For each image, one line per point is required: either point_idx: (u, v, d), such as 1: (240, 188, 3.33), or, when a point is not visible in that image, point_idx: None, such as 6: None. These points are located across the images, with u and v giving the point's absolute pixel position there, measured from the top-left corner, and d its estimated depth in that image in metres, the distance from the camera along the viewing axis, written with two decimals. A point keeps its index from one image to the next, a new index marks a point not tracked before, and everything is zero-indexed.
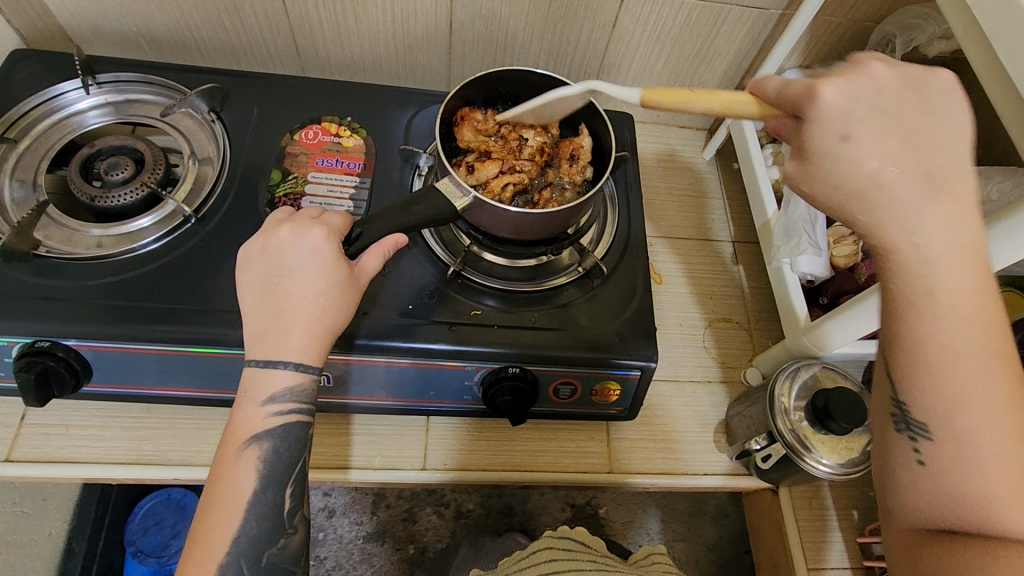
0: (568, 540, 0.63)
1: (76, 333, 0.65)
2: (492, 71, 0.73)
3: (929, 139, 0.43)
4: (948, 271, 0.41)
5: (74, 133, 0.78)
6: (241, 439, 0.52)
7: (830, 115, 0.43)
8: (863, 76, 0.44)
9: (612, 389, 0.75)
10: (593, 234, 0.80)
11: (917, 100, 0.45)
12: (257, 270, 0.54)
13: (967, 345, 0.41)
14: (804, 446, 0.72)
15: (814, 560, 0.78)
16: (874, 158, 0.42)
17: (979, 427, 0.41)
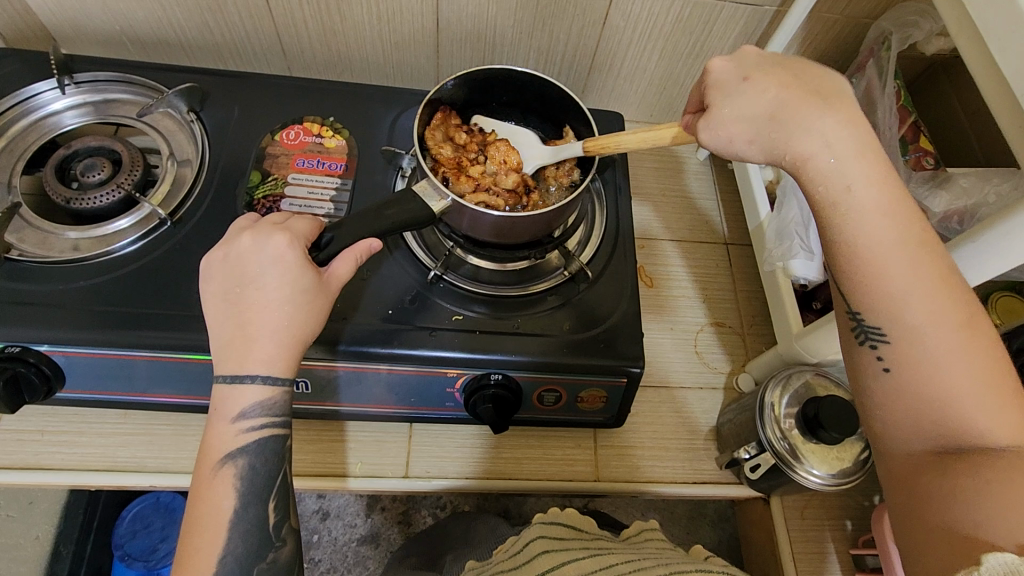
0: (557, 527, 0.60)
1: (47, 339, 0.64)
2: (471, 70, 0.70)
3: (809, 75, 0.52)
4: (856, 169, 0.47)
5: (52, 133, 0.77)
6: (217, 460, 0.51)
7: (724, 75, 0.53)
8: (744, 49, 0.54)
9: (597, 396, 0.73)
10: (580, 237, 0.78)
11: (795, 57, 0.54)
12: (219, 280, 0.52)
13: (896, 239, 0.46)
14: (795, 456, 0.70)
15: (806, 571, 0.76)
16: (770, 90, 0.50)
17: (926, 322, 0.45)
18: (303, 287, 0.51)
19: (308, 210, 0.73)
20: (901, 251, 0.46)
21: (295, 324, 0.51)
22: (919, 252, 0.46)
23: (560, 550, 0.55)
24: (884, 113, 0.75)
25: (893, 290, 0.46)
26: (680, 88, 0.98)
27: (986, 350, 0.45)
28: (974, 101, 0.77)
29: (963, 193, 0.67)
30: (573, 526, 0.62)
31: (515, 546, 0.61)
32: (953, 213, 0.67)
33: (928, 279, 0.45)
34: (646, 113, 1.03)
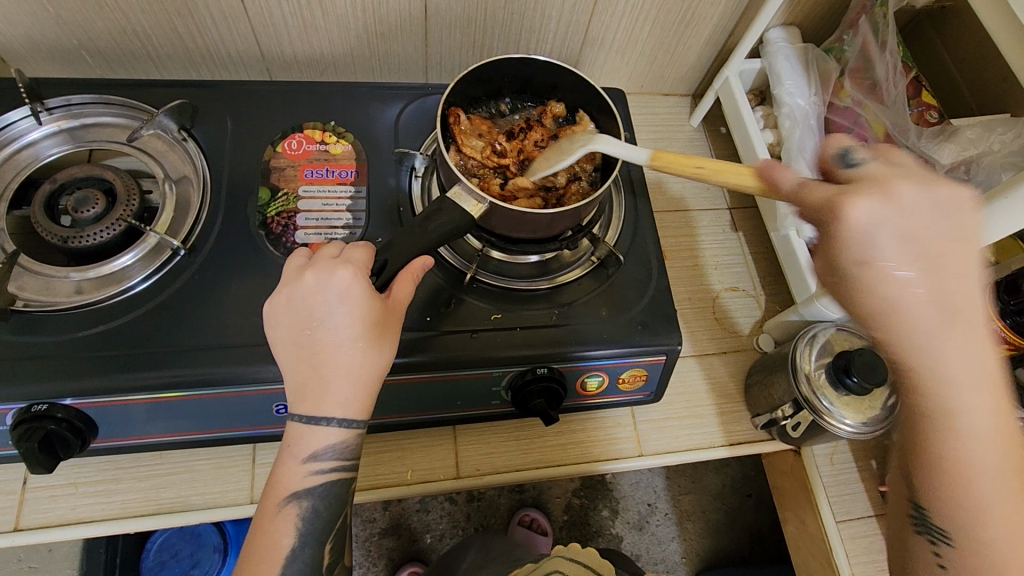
0: (577, 565, 0.64)
1: (75, 391, 0.60)
2: (480, 63, 0.68)
3: (949, 261, 0.43)
4: (974, 396, 0.44)
5: (30, 167, 0.71)
6: (283, 496, 0.50)
7: (855, 238, 0.43)
8: (887, 191, 0.44)
9: (638, 376, 0.74)
10: (602, 221, 0.78)
11: (945, 225, 0.44)
12: (286, 323, 0.50)
13: (993, 467, 0.44)
14: (829, 408, 0.73)
15: (841, 512, 0.81)
16: (903, 286, 0.43)
17: (1000, 537, 0.45)
18: (372, 320, 0.50)
19: (326, 223, 0.71)
20: (999, 478, 0.44)
21: (369, 360, 0.50)
22: (1013, 483, 0.44)
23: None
24: (886, 71, 0.79)
25: (977, 502, 0.45)
26: (671, 56, 0.97)
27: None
28: (964, 48, 0.79)
29: (970, 143, 0.71)
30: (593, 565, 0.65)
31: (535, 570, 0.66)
32: (960, 163, 0.71)
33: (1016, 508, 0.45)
34: (636, 84, 1.03)
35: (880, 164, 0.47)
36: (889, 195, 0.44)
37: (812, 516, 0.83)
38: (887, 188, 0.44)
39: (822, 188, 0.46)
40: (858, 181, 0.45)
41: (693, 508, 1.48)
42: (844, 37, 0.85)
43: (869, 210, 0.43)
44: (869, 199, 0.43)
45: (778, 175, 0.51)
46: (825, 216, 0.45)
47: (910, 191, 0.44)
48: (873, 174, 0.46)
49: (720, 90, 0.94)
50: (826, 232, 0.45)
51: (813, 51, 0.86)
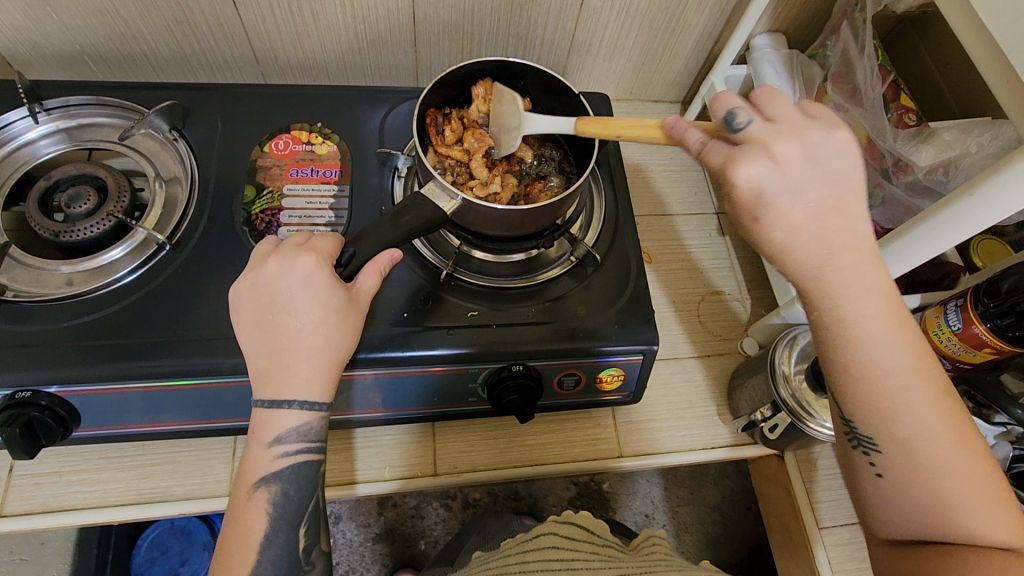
0: (573, 526, 0.61)
1: (58, 379, 0.62)
2: (447, 71, 0.69)
3: (829, 205, 0.47)
4: (860, 299, 0.47)
5: (28, 165, 0.74)
6: (252, 483, 0.51)
7: (746, 198, 0.47)
8: (768, 151, 0.47)
9: (616, 376, 0.75)
10: (582, 221, 0.79)
11: (819, 173, 0.47)
12: (249, 310, 0.52)
13: (890, 365, 0.48)
14: (807, 411, 0.73)
15: (824, 518, 0.80)
16: (803, 222, 0.47)
17: (919, 436, 0.48)
18: (334, 306, 0.51)
19: (309, 220, 0.72)
20: (909, 371, 0.48)
21: (331, 345, 0.51)
22: (914, 369, 0.48)
23: (574, 553, 0.57)
24: (865, 76, 0.78)
25: (891, 402, 0.48)
26: (658, 63, 0.98)
27: (982, 471, 0.48)
28: (947, 53, 0.79)
29: (947, 145, 0.70)
30: (587, 527, 0.63)
31: (528, 536, 0.61)
32: (938, 165, 0.71)
33: (924, 402, 0.48)
34: (626, 90, 1.04)
35: (764, 121, 0.49)
36: (775, 155, 0.47)
37: (795, 522, 0.82)
38: (772, 147, 0.47)
39: (715, 149, 0.49)
40: (744, 141, 0.48)
41: (691, 520, 1.46)
42: (827, 43, 0.86)
43: (756, 170, 0.46)
44: (753, 160, 0.46)
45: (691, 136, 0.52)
46: (722, 175, 0.48)
47: (789, 147, 0.47)
48: (762, 129, 0.48)
49: (706, 96, 0.96)
50: (729, 193, 0.48)
51: (797, 57, 0.88)
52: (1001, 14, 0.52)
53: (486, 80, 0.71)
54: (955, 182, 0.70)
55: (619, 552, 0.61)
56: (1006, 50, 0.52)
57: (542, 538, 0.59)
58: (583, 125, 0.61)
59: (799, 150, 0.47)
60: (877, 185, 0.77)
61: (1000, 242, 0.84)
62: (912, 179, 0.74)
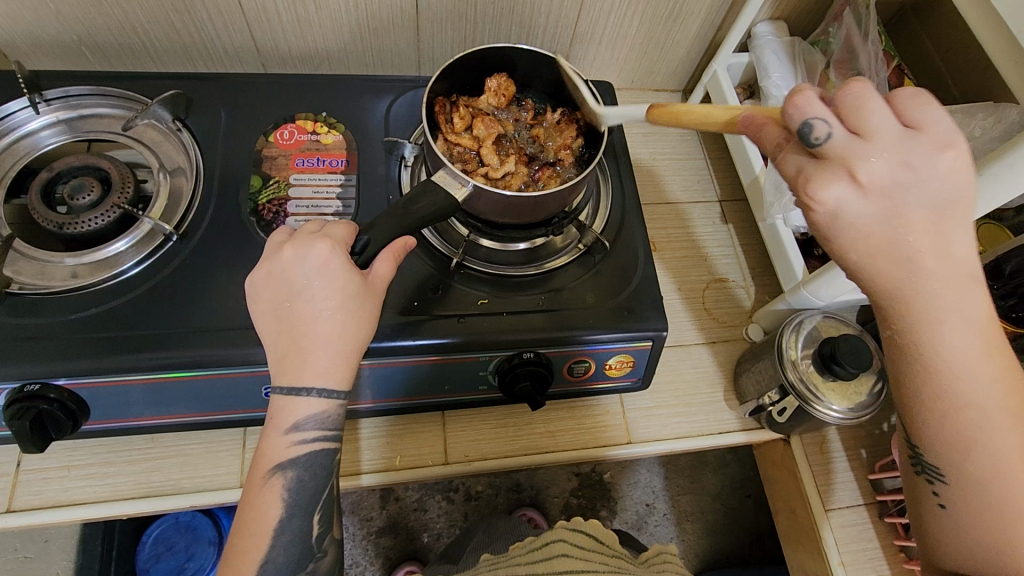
0: (581, 535, 0.61)
1: (67, 371, 0.61)
2: (457, 57, 0.69)
3: (919, 226, 0.46)
4: (959, 335, 0.49)
5: (28, 157, 0.73)
6: (268, 468, 0.51)
7: (820, 216, 0.47)
8: (854, 170, 0.45)
9: (624, 362, 0.75)
10: (588, 210, 0.79)
11: (911, 191, 0.46)
12: (265, 296, 0.51)
13: (981, 404, 0.49)
14: (814, 394, 0.73)
15: (830, 501, 0.81)
16: (884, 245, 0.47)
17: (991, 475, 0.50)
18: (351, 293, 0.51)
19: (316, 210, 0.72)
20: (997, 414, 0.49)
21: (348, 332, 0.51)
22: (999, 413, 0.49)
23: (580, 563, 0.57)
24: (868, 61, 0.78)
25: (967, 439, 0.50)
26: (660, 52, 0.99)
27: None
28: (948, 39, 0.80)
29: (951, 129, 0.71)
30: (596, 537, 0.63)
31: (536, 542, 0.62)
32: None
33: (1006, 447, 0.50)
34: (627, 79, 1.04)
35: (855, 131, 0.46)
36: (861, 174, 0.45)
37: (802, 505, 0.83)
38: (860, 162, 0.45)
39: (792, 156, 0.48)
40: (827, 154, 0.46)
41: (692, 509, 1.47)
42: (829, 29, 0.87)
43: (836, 193, 0.46)
44: (835, 178, 0.46)
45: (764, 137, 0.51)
46: (797, 188, 0.48)
47: (880, 164, 0.45)
48: (851, 142, 0.46)
49: (708, 84, 0.96)
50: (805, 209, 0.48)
51: (799, 44, 0.88)
52: None
53: (499, 75, 0.71)
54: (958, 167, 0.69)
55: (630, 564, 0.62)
56: (1014, 32, 0.52)
57: (548, 548, 0.59)
58: (653, 117, 0.58)
59: (891, 168, 0.45)
60: None
61: (1000, 226, 0.85)
62: None
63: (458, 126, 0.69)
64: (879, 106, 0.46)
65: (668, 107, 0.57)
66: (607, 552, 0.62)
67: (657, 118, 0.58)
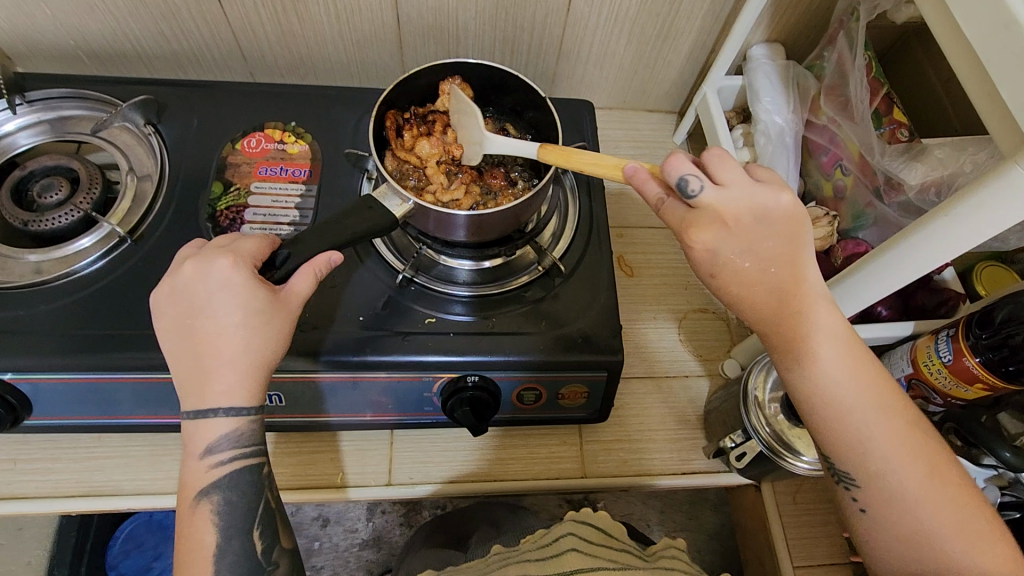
0: (589, 529, 0.56)
1: (10, 367, 0.62)
2: (406, 74, 0.67)
3: (781, 256, 0.49)
4: (823, 342, 0.51)
5: (6, 155, 0.75)
6: (193, 495, 0.50)
7: (700, 260, 0.50)
8: (716, 217, 0.49)
9: (579, 392, 0.72)
10: (553, 230, 0.76)
11: (767, 228, 0.49)
12: (169, 315, 0.50)
13: (859, 400, 0.50)
14: (783, 444, 0.69)
15: (800, 556, 0.75)
16: (756, 278, 0.50)
17: (893, 469, 0.50)
18: (256, 308, 0.49)
19: (272, 219, 0.72)
20: (876, 409, 0.50)
21: (253, 349, 0.49)
22: (880, 407, 0.50)
23: (595, 561, 0.52)
24: (856, 87, 0.74)
25: (862, 436, 0.50)
26: (650, 72, 0.96)
27: (960, 498, 0.49)
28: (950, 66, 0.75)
29: (939, 163, 0.67)
30: (605, 530, 0.58)
31: (543, 537, 0.57)
32: (930, 185, 0.67)
33: (892, 438, 0.50)
34: (619, 99, 1.02)
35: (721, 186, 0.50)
36: (727, 218, 0.49)
37: (771, 558, 0.77)
38: (726, 209, 0.49)
39: (673, 206, 0.51)
40: (701, 204, 0.50)
41: (685, 546, 1.40)
42: (824, 54, 0.81)
43: (712, 234, 0.49)
44: (709, 224, 0.49)
45: (645, 191, 0.52)
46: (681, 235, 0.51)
47: (739, 208, 0.49)
48: (715, 193, 0.49)
49: (698, 106, 0.92)
50: (688, 250, 0.51)
51: (794, 68, 0.84)
52: (979, 22, 0.48)
53: (455, 79, 0.69)
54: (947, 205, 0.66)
55: (636, 559, 0.55)
56: (985, 61, 0.48)
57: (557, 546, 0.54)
58: (544, 154, 0.60)
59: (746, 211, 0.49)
60: (868, 205, 0.74)
61: (1006, 270, 0.79)
62: (905, 200, 0.70)
63: (402, 150, 0.68)
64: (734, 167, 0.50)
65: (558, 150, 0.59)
66: (615, 545, 0.57)
67: (547, 158, 0.60)
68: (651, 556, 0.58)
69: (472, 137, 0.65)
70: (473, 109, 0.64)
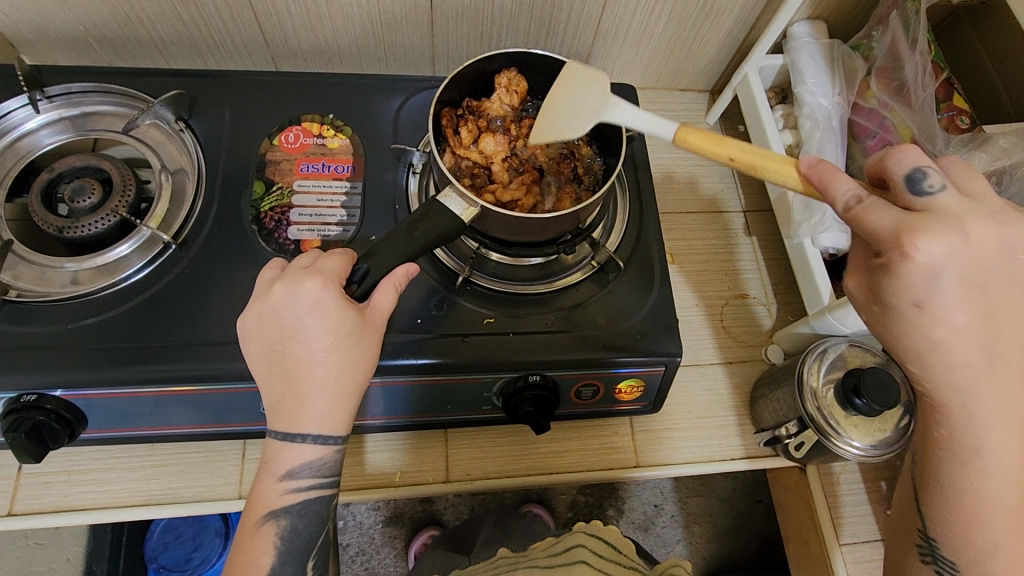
0: (600, 543, 0.60)
1: (65, 382, 0.60)
2: (467, 63, 0.66)
3: (1010, 310, 0.45)
4: (1001, 435, 0.46)
5: (30, 156, 0.71)
6: (260, 515, 0.50)
7: (911, 282, 0.44)
8: (956, 234, 0.44)
9: (635, 386, 0.72)
10: (604, 225, 0.75)
11: (1010, 266, 0.45)
12: (258, 340, 0.49)
13: (1009, 504, 0.47)
14: (834, 428, 0.70)
15: (844, 535, 0.77)
16: (953, 334, 0.45)
17: (1007, 575, 0.48)
18: (347, 331, 0.49)
19: (319, 219, 0.69)
20: (1013, 514, 0.47)
21: (344, 374, 0.49)
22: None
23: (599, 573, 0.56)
24: (915, 73, 0.75)
25: (984, 536, 0.48)
26: (688, 50, 0.93)
27: None
28: (1005, 47, 0.74)
29: (1002, 152, 0.69)
30: (616, 546, 0.61)
31: (555, 546, 0.61)
32: (992, 174, 0.68)
33: (1019, 550, 0.48)
34: (653, 78, 0.99)
35: (952, 196, 0.46)
36: (963, 235, 0.44)
37: (815, 534, 0.80)
38: (963, 227, 0.44)
39: (880, 210, 0.46)
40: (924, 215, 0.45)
41: (700, 512, 1.43)
42: (872, 34, 0.80)
43: (934, 248, 0.43)
44: (936, 241, 0.43)
45: (835, 183, 0.48)
46: (891, 246, 0.45)
47: (984, 230, 0.45)
48: (949, 206, 0.45)
49: (737, 86, 0.90)
50: (891, 262, 0.45)
51: (839, 47, 0.82)
52: None
53: (509, 71, 0.68)
54: (1009, 193, 0.68)
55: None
56: None
57: (568, 554, 0.58)
58: (685, 133, 0.54)
59: (990, 237, 0.45)
60: None
61: None
62: None
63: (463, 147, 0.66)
64: (979, 185, 0.48)
65: (702, 130, 0.54)
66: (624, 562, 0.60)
67: (687, 138, 0.55)
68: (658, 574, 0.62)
69: (587, 106, 0.60)
70: (595, 75, 0.60)
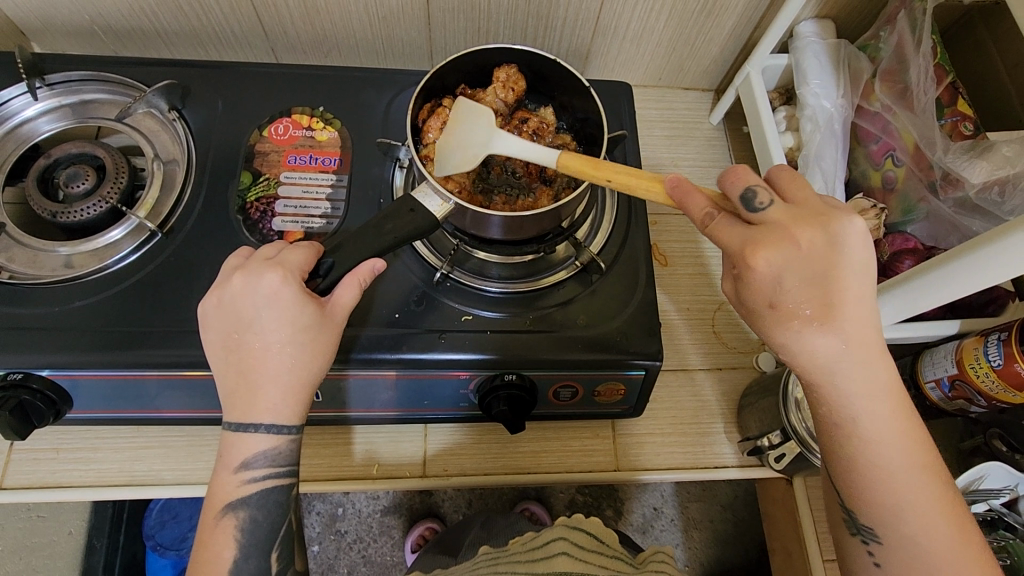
0: (581, 534, 0.56)
1: (50, 363, 0.62)
2: (465, 52, 0.65)
3: (852, 296, 0.45)
4: (869, 402, 0.46)
5: (29, 142, 0.74)
6: (220, 508, 0.50)
7: (759, 285, 0.45)
8: (786, 240, 0.44)
9: (617, 389, 0.71)
10: (588, 225, 0.74)
11: (840, 260, 0.45)
12: (216, 328, 0.51)
13: (902, 462, 0.47)
14: (819, 441, 0.68)
15: (830, 551, 0.75)
16: (799, 327, 0.45)
17: (920, 532, 0.47)
18: (304, 324, 0.50)
19: (304, 211, 0.70)
20: (904, 471, 0.47)
21: (300, 366, 0.50)
22: (920, 470, 0.47)
23: (582, 567, 0.53)
24: (919, 75, 0.72)
25: (895, 497, 0.47)
26: (691, 49, 0.91)
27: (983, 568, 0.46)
28: (1018, 52, 0.71)
29: (1006, 161, 0.65)
30: (595, 535, 0.58)
31: (534, 540, 0.58)
32: (993, 183, 0.65)
33: (926, 502, 0.47)
34: (655, 76, 0.97)
35: (780, 207, 0.46)
36: (790, 242, 0.44)
37: (800, 548, 0.78)
38: (792, 235, 0.45)
39: (730, 230, 0.46)
40: (758, 228, 0.45)
41: (700, 517, 1.40)
42: (880, 34, 0.77)
43: (775, 258, 0.44)
44: (770, 248, 0.44)
45: (690, 203, 0.50)
46: (737, 260, 0.46)
47: (813, 235, 0.45)
48: (777, 220, 0.45)
49: (740, 86, 0.87)
50: (742, 274, 0.46)
51: (846, 47, 0.79)
52: None
53: (509, 67, 0.67)
54: (1011, 204, 0.65)
55: (626, 566, 0.57)
56: None
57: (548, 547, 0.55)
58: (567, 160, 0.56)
59: (816, 238, 0.45)
60: (921, 199, 0.71)
61: None
62: (962, 196, 0.68)
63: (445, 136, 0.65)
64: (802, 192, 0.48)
65: (582, 164, 0.55)
66: (607, 552, 0.57)
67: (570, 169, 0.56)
68: (640, 563, 0.59)
69: (473, 138, 0.60)
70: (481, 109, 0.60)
